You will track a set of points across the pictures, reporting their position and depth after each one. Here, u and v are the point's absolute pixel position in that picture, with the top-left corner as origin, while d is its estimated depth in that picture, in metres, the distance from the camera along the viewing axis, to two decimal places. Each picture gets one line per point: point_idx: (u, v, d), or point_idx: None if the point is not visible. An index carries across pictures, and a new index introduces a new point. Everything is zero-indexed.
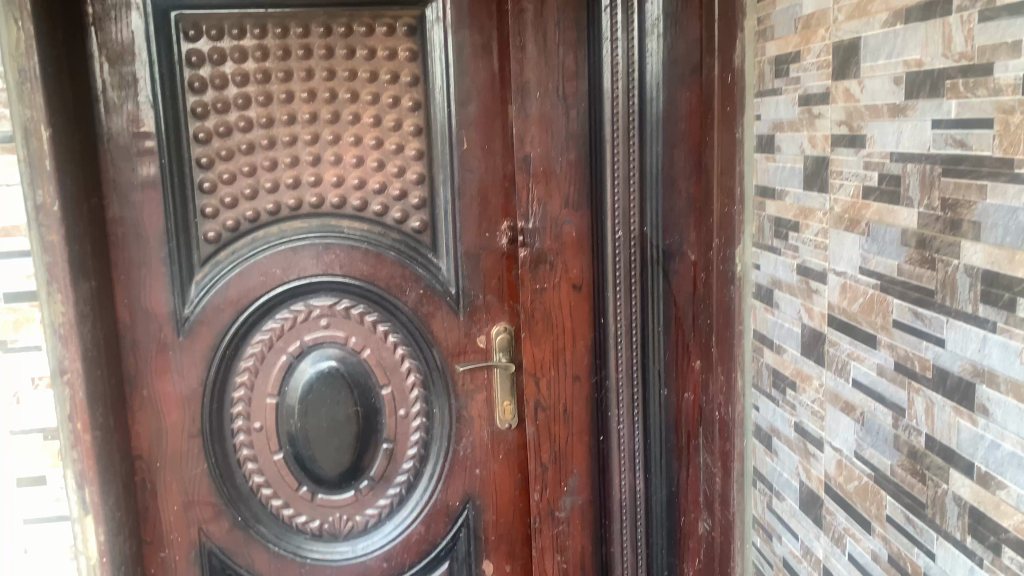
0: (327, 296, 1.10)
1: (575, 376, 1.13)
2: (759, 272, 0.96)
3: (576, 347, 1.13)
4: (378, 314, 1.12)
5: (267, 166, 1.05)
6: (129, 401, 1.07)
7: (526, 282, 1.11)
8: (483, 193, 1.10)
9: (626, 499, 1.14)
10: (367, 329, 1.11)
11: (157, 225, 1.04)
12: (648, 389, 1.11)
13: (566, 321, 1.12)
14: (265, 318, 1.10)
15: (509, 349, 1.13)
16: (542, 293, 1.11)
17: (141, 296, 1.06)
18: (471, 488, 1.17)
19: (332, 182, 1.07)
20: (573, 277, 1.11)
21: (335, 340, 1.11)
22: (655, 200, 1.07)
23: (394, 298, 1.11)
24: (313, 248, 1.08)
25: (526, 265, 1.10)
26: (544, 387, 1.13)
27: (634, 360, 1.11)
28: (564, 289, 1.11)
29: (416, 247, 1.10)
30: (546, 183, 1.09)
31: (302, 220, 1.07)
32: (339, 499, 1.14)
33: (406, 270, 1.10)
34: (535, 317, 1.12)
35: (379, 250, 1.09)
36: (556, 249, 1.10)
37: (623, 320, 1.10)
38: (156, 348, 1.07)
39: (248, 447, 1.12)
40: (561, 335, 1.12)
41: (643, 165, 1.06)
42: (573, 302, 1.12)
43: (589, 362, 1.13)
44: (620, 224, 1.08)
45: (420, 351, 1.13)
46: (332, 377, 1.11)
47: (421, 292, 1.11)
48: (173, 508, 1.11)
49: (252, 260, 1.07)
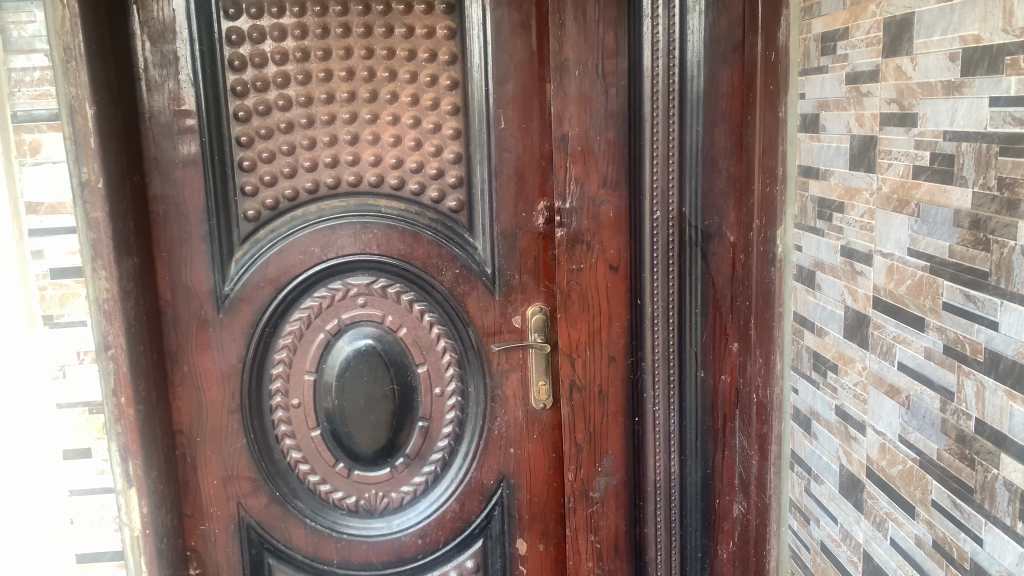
0: (363, 275, 1.11)
1: (611, 357, 1.13)
2: (801, 253, 0.95)
3: (611, 328, 1.12)
4: (415, 294, 1.12)
5: (305, 144, 1.06)
6: (170, 376, 1.09)
7: (561, 264, 1.10)
8: (519, 173, 1.09)
9: (660, 479, 1.14)
10: (403, 307, 1.12)
11: (197, 203, 1.05)
12: (684, 370, 1.11)
13: (602, 302, 1.11)
14: (303, 296, 1.10)
15: (545, 328, 1.13)
16: (578, 274, 1.10)
17: (182, 273, 1.07)
18: (506, 466, 1.17)
19: (369, 161, 1.07)
20: (611, 257, 1.10)
21: (372, 319, 1.12)
22: (695, 179, 1.06)
23: (430, 277, 1.11)
24: (350, 227, 1.08)
25: (561, 245, 1.10)
26: (579, 367, 1.13)
27: (671, 341, 1.10)
28: (601, 270, 1.10)
29: (453, 227, 1.10)
30: (584, 162, 1.07)
31: (339, 199, 1.08)
32: (375, 476, 1.15)
33: (443, 250, 1.10)
34: (571, 299, 1.11)
35: (417, 229, 1.09)
36: (592, 229, 1.09)
37: (661, 301, 1.09)
38: (197, 325, 1.09)
39: (286, 424, 1.13)
40: (598, 317, 1.12)
41: (683, 143, 1.05)
42: (610, 283, 1.11)
43: (626, 344, 1.12)
44: (659, 204, 1.06)
45: (456, 330, 1.13)
46: (370, 356, 1.11)
47: (457, 271, 1.11)
48: (213, 482, 1.13)
49: (290, 239, 1.08)
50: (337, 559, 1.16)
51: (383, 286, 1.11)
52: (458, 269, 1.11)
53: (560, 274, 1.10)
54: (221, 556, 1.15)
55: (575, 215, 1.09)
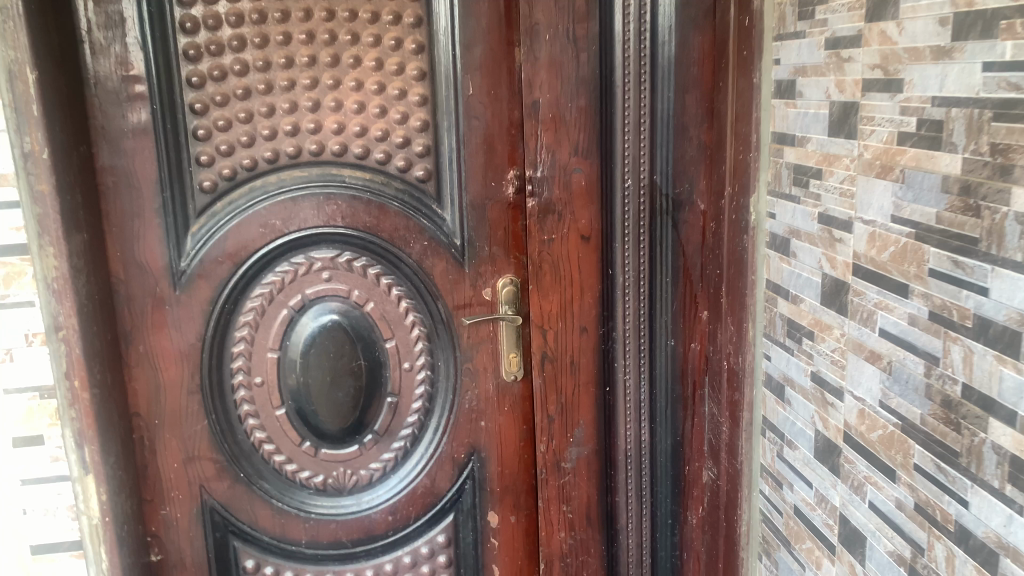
0: (328, 249, 1.07)
1: (582, 328, 1.11)
2: (775, 220, 0.94)
3: (582, 297, 1.11)
4: (382, 267, 1.08)
5: (264, 112, 1.01)
6: (124, 357, 1.04)
7: (532, 235, 1.08)
8: (489, 141, 1.06)
9: (631, 448, 1.14)
10: (369, 281, 1.08)
11: (150, 173, 1.00)
12: (654, 339, 1.11)
13: (572, 272, 1.10)
14: (265, 271, 1.06)
15: (515, 301, 1.11)
16: (549, 243, 1.09)
17: (135, 249, 1.02)
18: (477, 440, 1.16)
19: (332, 129, 1.03)
20: (583, 228, 1.08)
21: (337, 293, 1.08)
22: (666, 147, 1.05)
23: (397, 249, 1.07)
24: (313, 198, 1.04)
25: (531, 214, 1.08)
26: (551, 339, 1.12)
27: (641, 310, 1.10)
28: (572, 239, 1.09)
29: (420, 197, 1.07)
30: (555, 130, 1.05)
31: (302, 168, 1.03)
32: (343, 453, 1.13)
33: (411, 222, 1.07)
34: (542, 270, 1.10)
35: (383, 200, 1.06)
36: (565, 198, 1.07)
37: (632, 270, 1.08)
38: (152, 303, 1.04)
39: (249, 403, 1.10)
40: (569, 288, 1.10)
41: (654, 110, 1.04)
42: (582, 253, 1.09)
43: (598, 315, 1.11)
44: (630, 172, 1.05)
45: (424, 303, 1.10)
46: (335, 332, 1.08)
47: (425, 243, 1.08)
48: (173, 465, 1.09)
49: (250, 211, 1.03)
50: (305, 538, 1.14)
51: (348, 260, 1.07)
52: (426, 241, 1.08)
53: (530, 245, 1.09)
54: (184, 541, 1.11)
55: (545, 184, 1.07)
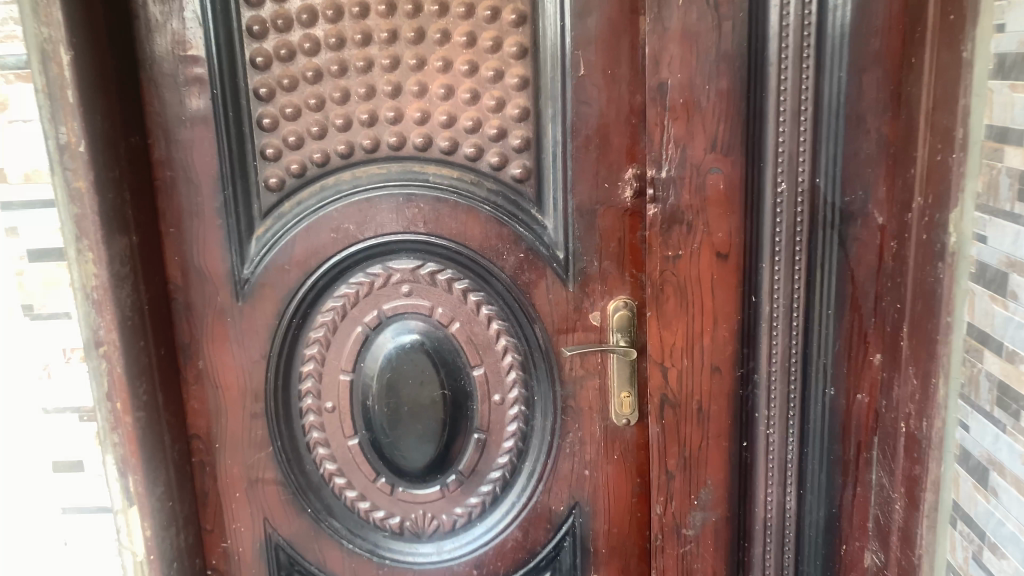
0: (408, 260, 0.90)
1: (715, 368, 0.89)
2: (985, 248, 0.69)
3: (716, 330, 0.88)
4: (470, 282, 0.90)
5: (337, 97, 0.86)
6: (184, 372, 0.93)
7: (654, 250, 0.86)
8: (603, 133, 0.85)
9: (772, 518, 0.92)
10: (455, 298, 0.90)
11: (210, 168, 0.87)
12: (807, 385, 0.88)
13: (704, 299, 0.87)
14: (336, 283, 0.91)
15: (628, 330, 0.90)
16: (676, 261, 0.86)
17: (194, 253, 0.90)
18: (579, 490, 0.96)
19: (415, 118, 0.86)
20: (722, 244, 0.85)
21: (419, 310, 0.91)
22: (833, 143, 0.81)
23: (489, 261, 0.89)
24: (391, 200, 0.88)
25: (653, 224, 0.85)
26: (673, 379, 0.89)
27: (792, 349, 0.87)
28: (706, 256, 0.86)
29: (517, 200, 0.88)
30: (687, 119, 0.82)
31: (379, 164, 0.87)
32: (423, 495, 0.96)
33: (504, 230, 0.88)
34: (667, 294, 0.87)
35: (473, 203, 0.87)
36: (700, 205, 0.84)
37: (782, 301, 0.85)
38: (213, 314, 0.91)
39: (319, 430, 0.95)
40: (700, 317, 0.87)
41: (819, 96, 0.80)
42: (720, 275, 0.86)
43: (736, 352, 0.88)
44: (784, 174, 0.81)
45: (519, 327, 0.92)
46: (417, 354, 0.91)
47: (522, 256, 0.89)
48: (235, 494, 0.97)
49: (320, 214, 0.88)
50: None
51: (431, 272, 0.90)
52: (523, 253, 0.89)
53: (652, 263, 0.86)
54: None
55: (672, 188, 0.84)
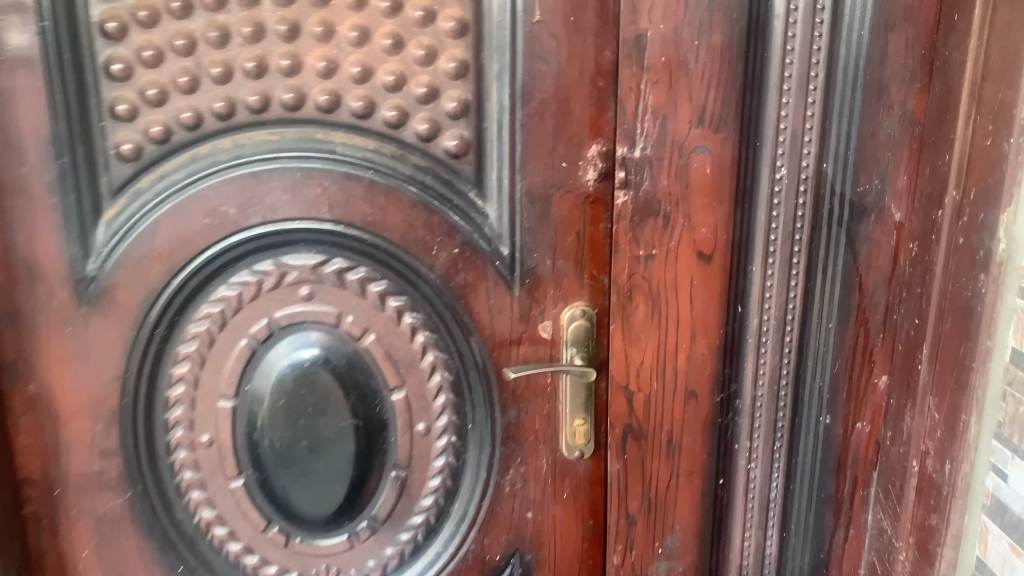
0: (308, 255, 0.69)
1: (690, 393, 0.72)
2: None
3: (693, 347, 0.71)
4: (389, 284, 0.71)
5: (213, 38, 0.63)
6: (9, 397, 0.70)
7: (622, 248, 0.69)
8: (563, 98, 0.67)
9: (749, 564, 0.77)
10: (369, 303, 0.71)
11: (38, 128, 0.64)
12: (797, 410, 0.74)
13: (681, 309, 0.70)
14: (213, 283, 0.69)
15: (586, 344, 0.72)
16: (649, 263, 0.69)
17: (19, 241, 0.66)
18: (521, 535, 0.78)
19: (318, 70, 0.64)
20: (706, 242, 0.68)
21: (322, 319, 0.71)
22: (845, 119, 0.66)
23: (415, 258, 0.70)
24: (286, 177, 0.67)
25: (621, 216, 0.68)
26: (640, 407, 0.73)
27: (784, 367, 0.72)
28: (685, 256, 0.68)
29: (451, 180, 0.68)
30: (670, 83, 0.65)
31: (270, 129, 0.66)
32: (327, 546, 0.76)
33: (434, 218, 0.69)
34: (637, 303, 0.70)
35: (394, 184, 0.68)
36: (684, 194, 0.67)
37: (775, 311, 0.69)
38: (47, 321, 0.68)
39: (192, 469, 0.73)
40: (675, 331, 0.70)
41: (833, 59, 0.64)
42: (701, 281, 0.69)
43: (716, 373, 0.72)
44: (785, 156, 0.65)
45: (451, 340, 0.73)
46: (318, 375, 0.71)
47: (456, 252, 0.70)
48: (82, 551, 0.74)
49: (190, 193, 0.66)
50: None
51: (338, 271, 0.70)
52: (456, 249, 0.70)
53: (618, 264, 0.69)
54: None
55: (648, 170, 0.67)
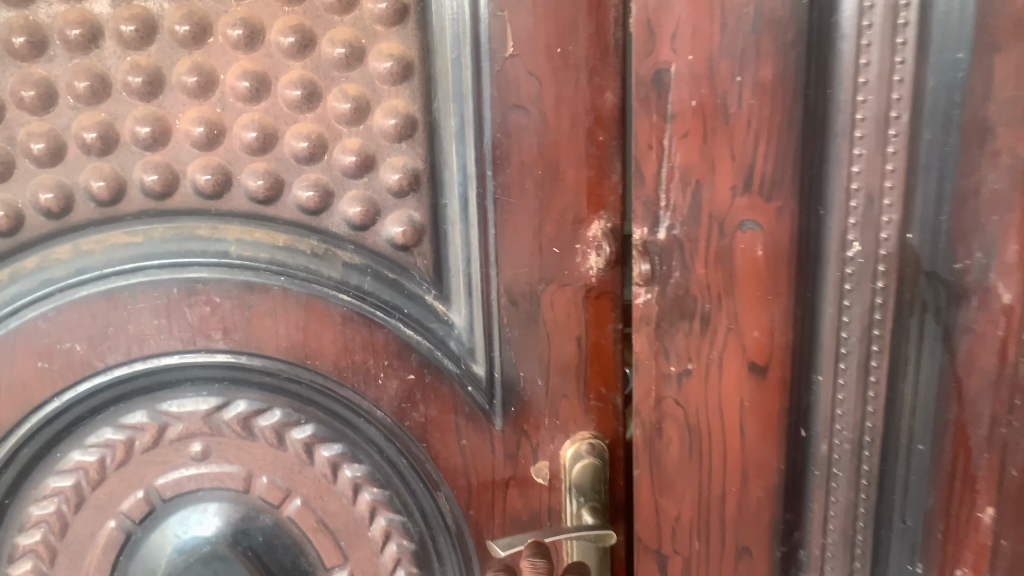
0: (198, 399, 0.49)
1: (740, 552, 0.53)
2: None
3: (745, 491, 0.52)
4: (318, 429, 0.50)
5: (34, 101, 0.43)
6: None
7: (646, 362, 0.51)
8: (549, 159, 0.48)
9: None
10: (291, 457, 0.50)
11: None
12: (879, 562, 0.50)
13: (728, 442, 0.51)
14: (60, 448, 0.48)
15: (593, 490, 0.53)
16: (683, 384, 0.51)
17: None
18: None
19: (195, 139, 0.45)
20: (760, 350, 0.49)
21: (224, 485, 0.50)
22: (941, 141, 0.42)
23: (356, 392, 0.49)
24: (156, 293, 0.46)
25: (640, 322, 0.50)
26: (681, 570, 0.54)
27: (857, 511, 0.49)
28: (732, 370, 0.50)
29: (398, 282, 0.49)
30: (700, 137, 0.47)
31: (128, 227, 0.46)
32: None
33: (377, 334, 0.49)
34: (669, 436, 0.52)
35: (319, 292, 0.47)
36: (728, 286, 0.49)
37: (849, 439, 0.48)
38: None
39: None
40: (722, 471, 0.52)
41: (922, 58, 0.41)
42: (754, 403, 0.50)
43: (773, 523, 0.52)
44: (861, 224, 0.45)
45: (412, 496, 0.53)
46: (233, 567, 0.50)
47: (410, 378, 0.50)
48: None
49: (14, 326, 0.46)
50: None
51: (244, 418, 0.49)
52: (409, 376, 0.50)
53: (641, 387, 0.51)
54: None
55: (675, 259, 0.49)
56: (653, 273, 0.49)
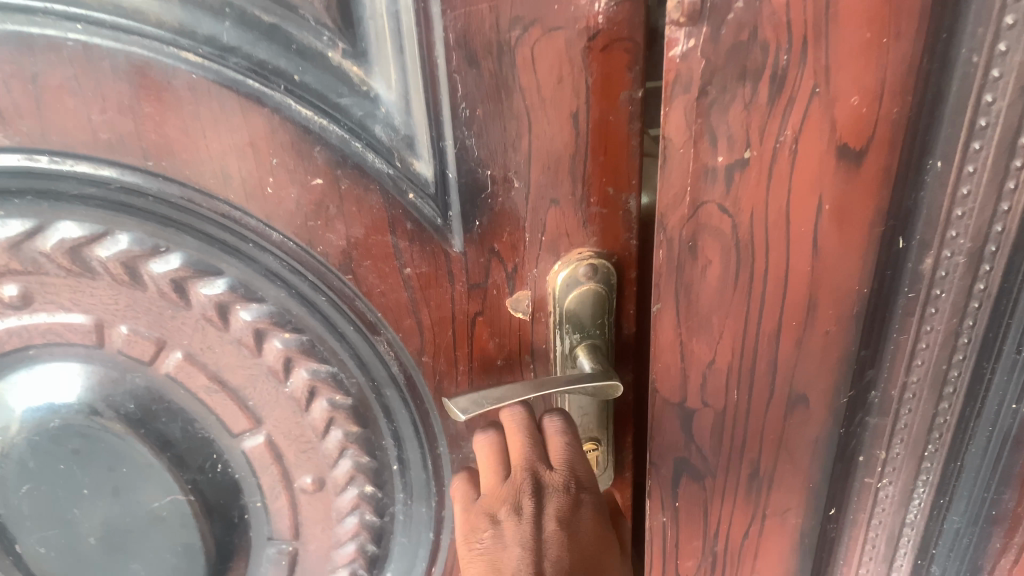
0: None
1: (793, 403, 0.39)
2: None
3: (808, 328, 0.37)
4: (189, 256, 0.34)
5: None
6: None
7: (681, 154, 0.32)
8: None
9: None
10: (154, 299, 0.34)
11: None
12: (974, 399, 0.39)
13: (792, 266, 0.35)
14: None
15: (594, 325, 0.38)
16: (733, 183, 0.33)
17: None
18: None
19: None
20: (855, 129, 0.31)
21: (66, 339, 0.35)
22: None
23: (237, 210, 0.33)
24: None
25: (673, 89, 0.30)
26: (706, 424, 0.40)
27: (961, 339, 0.37)
28: (813, 163, 0.32)
29: (277, 30, 0.30)
30: None
31: None
32: None
33: (254, 118, 0.31)
34: (706, 261, 0.35)
35: (145, 53, 0.29)
36: (827, 24, 0.29)
37: (969, 248, 0.35)
38: None
39: None
40: (781, 307, 0.36)
41: None
42: (837, 209, 0.33)
43: (843, 360, 0.38)
44: None
45: (339, 339, 0.38)
46: (103, 435, 0.38)
47: (318, 183, 0.33)
48: None
49: None
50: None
51: (73, 248, 0.33)
52: (316, 182, 0.33)
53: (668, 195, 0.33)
54: None
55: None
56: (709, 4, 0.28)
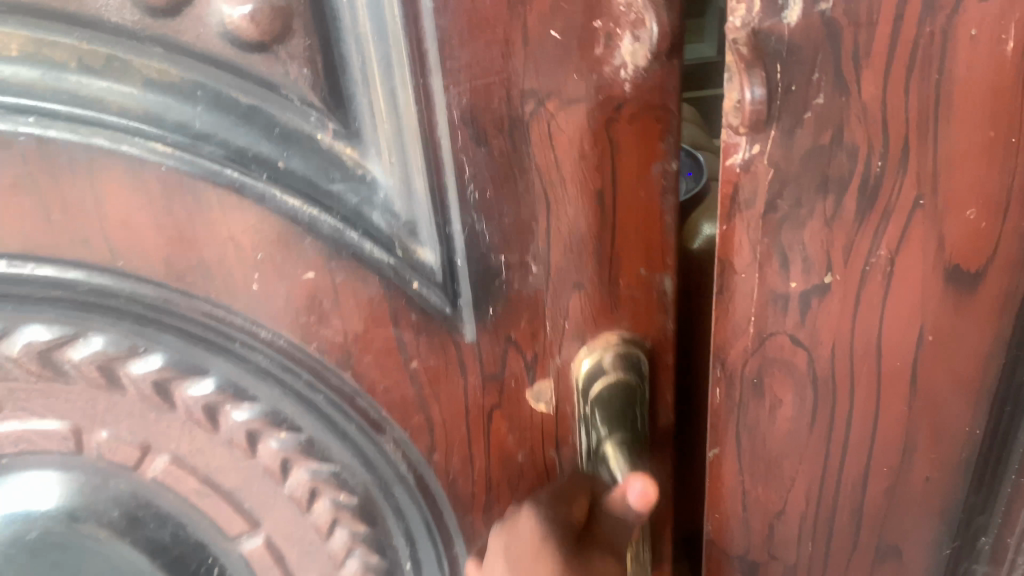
0: None
1: (883, 554, 0.35)
2: None
3: (910, 451, 0.32)
4: (170, 355, 0.30)
5: None
6: None
7: (745, 283, 0.28)
8: None
9: None
10: (135, 403, 0.31)
11: None
12: None
13: (885, 388, 0.30)
14: None
15: (623, 429, 0.33)
16: (819, 313, 0.29)
17: None
18: None
19: None
20: (972, 244, 0.27)
21: (40, 447, 0.32)
22: None
23: (221, 307, 0.29)
24: None
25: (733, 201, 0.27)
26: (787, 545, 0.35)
27: None
28: (911, 272, 0.28)
29: (255, 112, 0.26)
30: None
31: None
32: None
33: (234, 211, 0.27)
34: (777, 383, 0.31)
35: (107, 143, 0.25)
36: (935, 125, 0.25)
37: None
38: None
39: None
40: (870, 442, 0.32)
41: None
42: (943, 340, 0.29)
43: (952, 476, 0.33)
44: None
45: (339, 437, 0.34)
46: (85, 545, 0.34)
47: (310, 279, 0.29)
48: None
49: None
50: None
51: (43, 352, 0.29)
52: (307, 276, 0.29)
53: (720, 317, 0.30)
54: None
55: (821, 68, 0.24)
56: (779, 104, 0.24)
